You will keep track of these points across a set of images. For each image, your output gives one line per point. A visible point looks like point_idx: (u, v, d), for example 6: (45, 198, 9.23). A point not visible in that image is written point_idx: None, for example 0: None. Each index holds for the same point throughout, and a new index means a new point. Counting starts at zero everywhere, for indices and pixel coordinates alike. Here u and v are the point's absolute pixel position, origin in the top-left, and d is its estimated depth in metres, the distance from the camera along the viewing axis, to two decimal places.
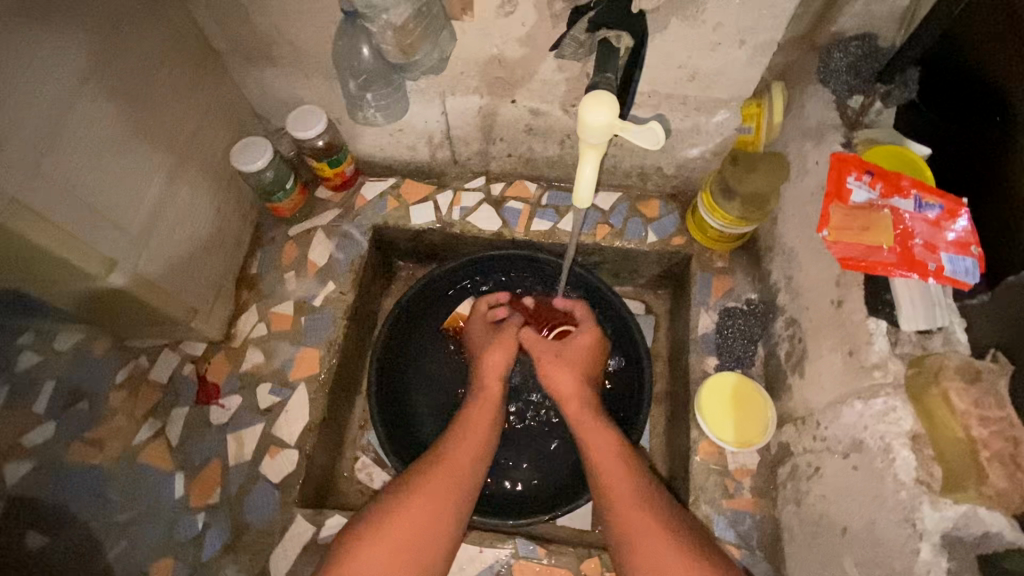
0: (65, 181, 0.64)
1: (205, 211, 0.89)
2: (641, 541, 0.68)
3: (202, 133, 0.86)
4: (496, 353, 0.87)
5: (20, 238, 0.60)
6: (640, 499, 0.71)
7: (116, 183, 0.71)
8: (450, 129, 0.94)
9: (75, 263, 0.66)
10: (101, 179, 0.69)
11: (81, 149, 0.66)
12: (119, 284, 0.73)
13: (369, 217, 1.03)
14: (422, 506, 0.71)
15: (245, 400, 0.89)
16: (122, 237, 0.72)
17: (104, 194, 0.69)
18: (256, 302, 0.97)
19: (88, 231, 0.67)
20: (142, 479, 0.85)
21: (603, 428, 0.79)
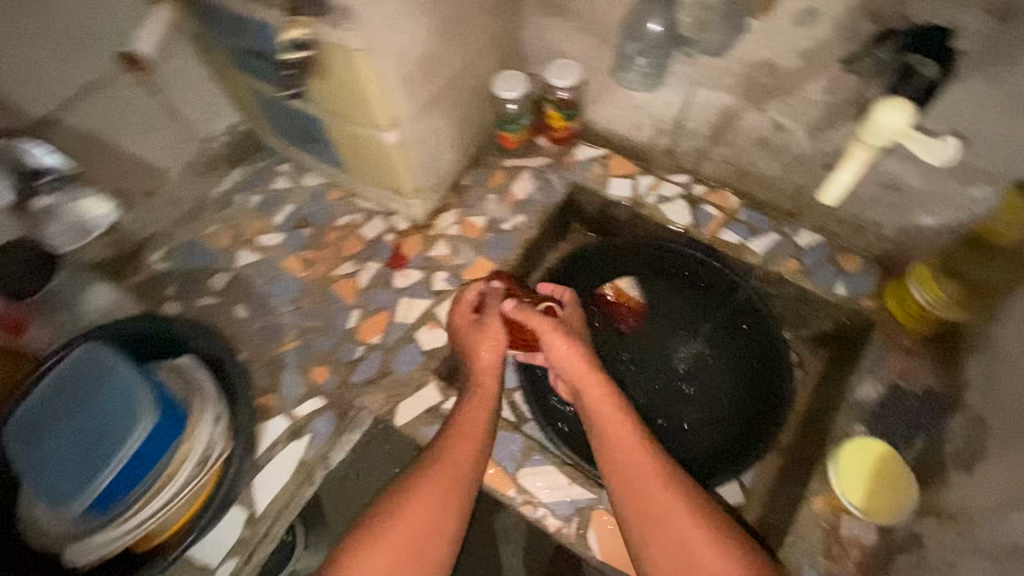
0: (407, 44, 0.79)
1: (461, 116, 1.03)
2: (667, 536, 0.70)
3: (486, 51, 1.00)
4: (485, 347, 0.87)
5: (359, 73, 0.77)
6: (665, 499, 0.71)
7: (428, 63, 0.86)
8: (685, 118, 0.99)
9: (375, 109, 0.83)
10: (423, 56, 0.83)
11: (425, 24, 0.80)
12: (391, 138, 0.89)
13: (575, 173, 1.12)
14: (419, 508, 0.74)
15: (423, 278, 1.04)
16: (414, 102, 0.87)
17: (421, 64, 0.84)
18: (459, 206, 1.11)
19: (397, 92, 0.83)
20: (328, 302, 1.03)
21: (619, 420, 0.78)
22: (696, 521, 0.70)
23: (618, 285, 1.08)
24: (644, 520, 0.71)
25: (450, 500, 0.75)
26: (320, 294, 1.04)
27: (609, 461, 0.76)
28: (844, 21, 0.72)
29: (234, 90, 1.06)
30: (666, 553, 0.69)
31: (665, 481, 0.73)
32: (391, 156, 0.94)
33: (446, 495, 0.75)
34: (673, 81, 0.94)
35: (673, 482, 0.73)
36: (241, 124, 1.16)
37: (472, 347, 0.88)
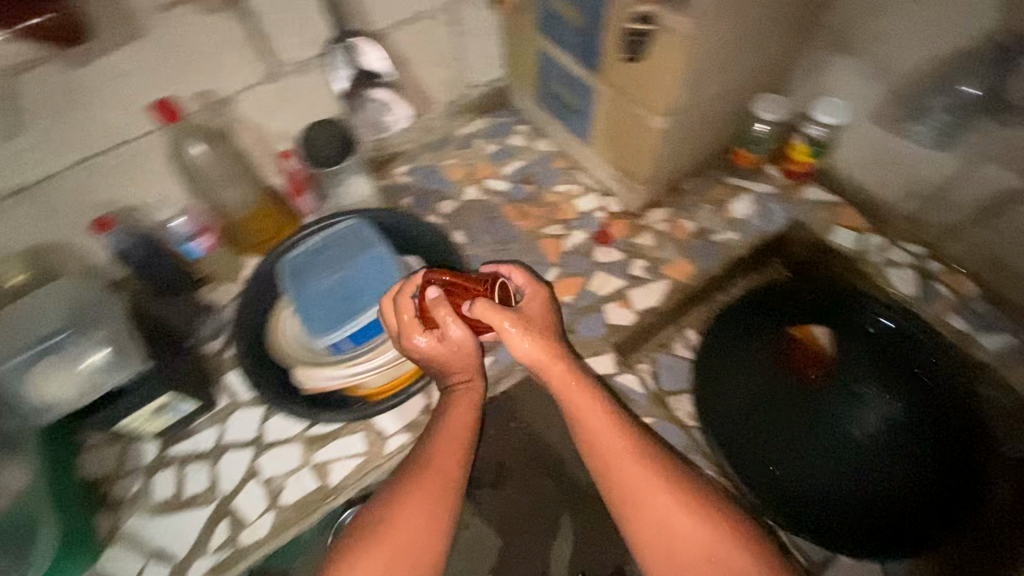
0: (717, 31, 0.83)
1: (716, 126, 1.08)
2: (654, 513, 0.74)
3: (763, 70, 1.03)
4: (449, 355, 0.83)
5: (676, 50, 0.82)
6: (642, 476, 0.75)
7: (722, 62, 0.91)
8: (948, 189, 0.98)
9: (667, 88, 0.88)
10: (722, 52, 0.89)
11: (736, 19, 0.85)
12: (662, 122, 0.93)
13: (798, 210, 1.13)
14: (413, 513, 0.73)
15: (623, 259, 1.08)
16: (695, 92, 0.91)
17: (718, 56, 0.89)
18: (672, 206, 1.14)
19: (693, 77, 0.87)
20: (532, 252, 1.11)
21: (589, 404, 0.79)
22: (676, 504, 0.74)
23: (814, 331, 1.02)
24: (629, 501, 0.75)
25: (439, 507, 0.75)
26: (526, 243, 1.12)
27: (593, 449, 0.78)
28: None
29: (514, 47, 1.18)
30: (653, 529, 0.73)
31: (641, 456, 0.76)
32: (650, 142, 0.98)
33: (437, 500, 0.75)
34: (958, 148, 0.93)
35: (643, 450, 0.77)
36: (498, 80, 1.30)
37: (438, 360, 0.83)
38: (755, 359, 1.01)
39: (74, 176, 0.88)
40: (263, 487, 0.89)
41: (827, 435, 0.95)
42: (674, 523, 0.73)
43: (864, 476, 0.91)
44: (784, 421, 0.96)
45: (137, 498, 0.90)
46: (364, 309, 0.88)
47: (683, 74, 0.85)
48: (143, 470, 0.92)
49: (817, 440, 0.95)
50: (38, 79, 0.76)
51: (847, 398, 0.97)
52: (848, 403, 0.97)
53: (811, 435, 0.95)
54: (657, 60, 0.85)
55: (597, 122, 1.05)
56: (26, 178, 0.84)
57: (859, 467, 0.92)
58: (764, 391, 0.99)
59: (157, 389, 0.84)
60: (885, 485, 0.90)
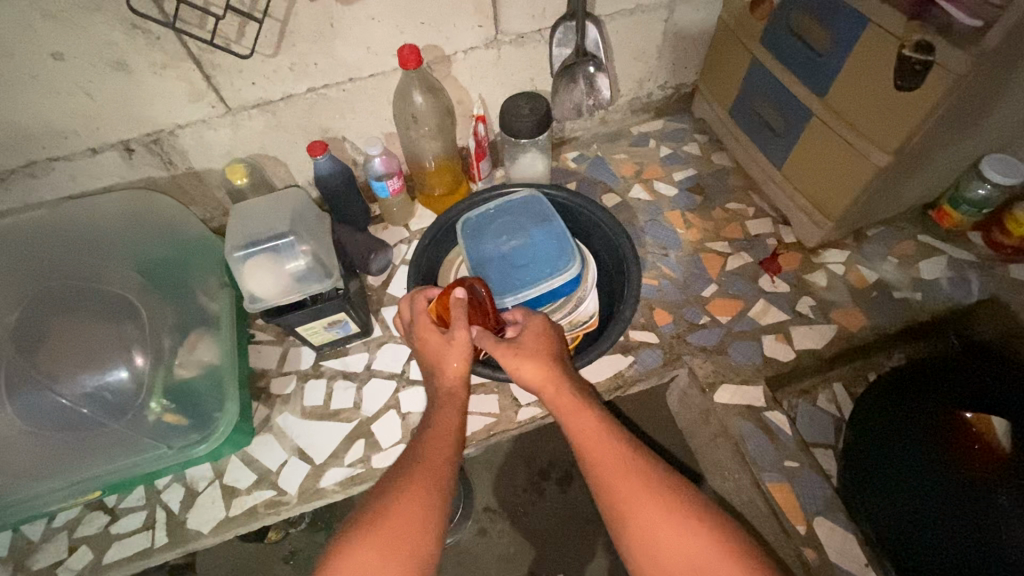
0: (987, 79, 0.77)
1: (930, 179, 0.99)
2: (644, 523, 0.63)
3: (1006, 127, 0.94)
4: (450, 358, 0.75)
5: (932, 94, 0.76)
6: (623, 479, 0.65)
7: (971, 113, 0.83)
8: None
9: (904, 132, 0.82)
10: (976, 103, 0.81)
11: (1010, 69, 0.78)
12: (881, 164, 0.87)
13: (998, 288, 1.02)
14: (404, 509, 0.62)
15: (788, 293, 1.04)
16: (931, 138, 0.85)
17: (971, 107, 0.82)
18: (853, 252, 1.07)
19: (939, 123, 0.80)
20: (691, 264, 1.09)
21: (575, 409, 0.71)
22: (668, 518, 0.62)
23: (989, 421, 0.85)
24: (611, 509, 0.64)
25: (419, 510, 0.63)
26: (688, 254, 1.10)
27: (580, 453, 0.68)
28: None
29: (719, 56, 1.16)
30: (639, 546, 0.62)
31: (624, 465, 0.66)
32: (860, 181, 0.92)
33: (425, 495, 0.64)
34: None
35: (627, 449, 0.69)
36: (686, 85, 1.29)
37: (437, 361, 0.76)
38: (910, 425, 0.89)
39: (308, 100, 0.96)
40: (401, 420, 0.95)
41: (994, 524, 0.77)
42: (661, 539, 0.62)
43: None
44: (935, 497, 0.82)
45: (289, 398, 0.98)
46: (531, 284, 0.92)
47: (934, 117, 0.79)
48: (298, 374, 1.01)
49: (979, 528, 0.78)
50: (315, 8, 0.84)
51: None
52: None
53: (967, 519, 0.79)
54: (907, 97, 0.80)
55: (800, 146, 1.01)
56: (274, 93, 0.93)
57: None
58: (915, 458, 0.86)
59: (337, 307, 0.90)
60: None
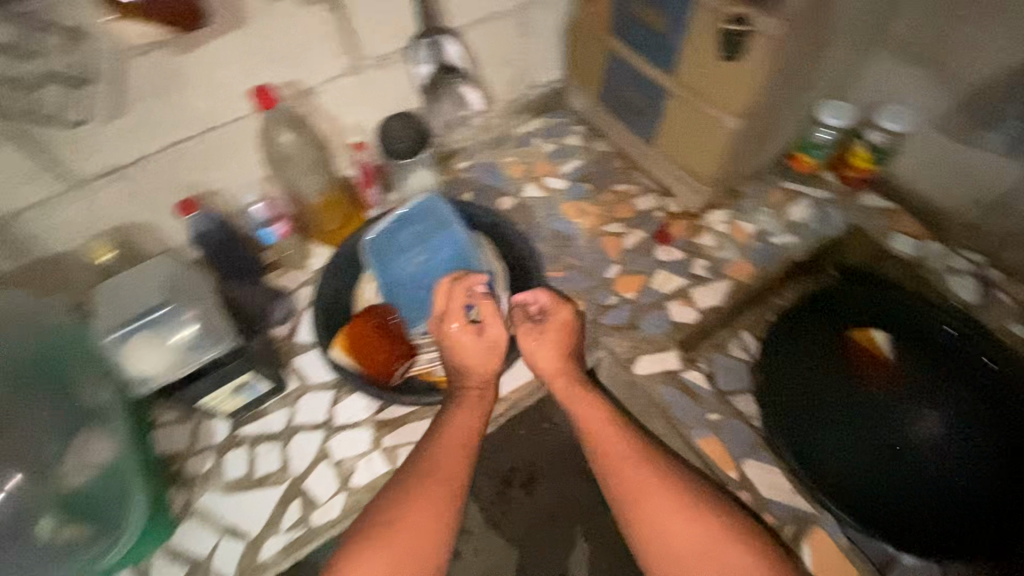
0: (800, 35, 0.85)
1: (779, 131, 1.09)
2: (654, 508, 0.75)
3: (830, 76, 1.05)
4: (475, 353, 0.83)
5: (758, 60, 0.85)
6: (642, 479, 0.77)
7: (797, 69, 0.93)
8: (1013, 198, 0.98)
9: (743, 95, 0.90)
10: (798, 60, 0.91)
11: (817, 23, 0.87)
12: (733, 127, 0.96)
13: (856, 216, 1.13)
14: (421, 509, 0.72)
15: (684, 259, 1.10)
16: (769, 95, 0.93)
17: (795, 61, 0.91)
18: (731, 209, 1.16)
19: (770, 82, 0.89)
20: (592, 251, 1.13)
21: (586, 397, 0.85)
22: (682, 514, 0.75)
23: (872, 333, 0.99)
24: (630, 497, 0.77)
25: (433, 507, 0.72)
26: (588, 242, 1.14)
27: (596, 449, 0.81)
28: None
29: (578, 49, 1.21)
30: (648, 527, 0.75)
31: (642, 465, 0.79)
32: (722, 140, 1.00)
33: (447, 496, 0.74)
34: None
35: (648, 458, 0.79)
36: (557, 82, 1.33)
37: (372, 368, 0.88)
38: (813, 344, 0.98)
39: (166, 159, 0.90)
40: (334, 470, 0.91)
41: (885, 423, 0.90)
42: (673, 528, 0.74)
43: (923, 468, 0.87)
44: (840, 405, 0.92)
45: (209, 477, 0.91)
46: None
47: (764, 77, 0.87)
48: (215, 449, 0.93)
49: (875, 426, 0.90)
50: (147, 62, 0.79)
51: (912, 391, 0.92)
52: (910, 396, 0.91)
53: (868, 422, 0.91)
54: (747, 62, 0.87)
55: (665, 123, 1.09)
56: (125, 157, 0.87)
57: (917, 457, 0.88)
58: (822, 375, 0.95)
59: (241, 368, 0.87)
60: (941, 481, 0.86)
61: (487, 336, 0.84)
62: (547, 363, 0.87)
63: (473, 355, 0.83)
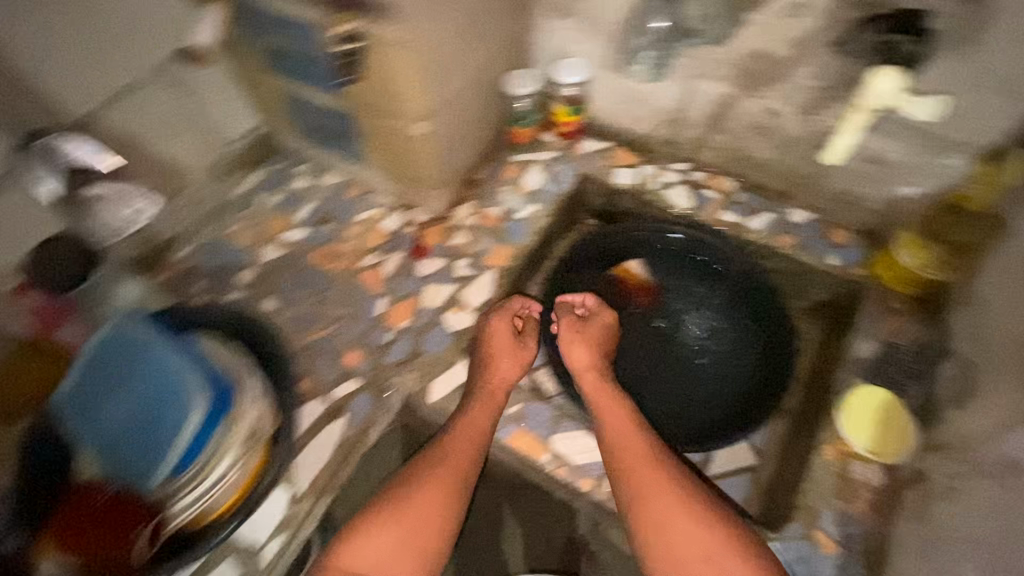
0: (440, 33, 0.85)
1: (478, 113, 1.10)
2: (656, 509, 0.79)
3: (502, 49, 1.06)
4: (506, 359, 0.94)
5: (409, 69, 0.85)
6: (654, 477, 0.81)
7: (459, 62, 0.93)
8: (684, 111, 1.09)
9: (414, 103, 0.90)
10: (455, 54, 0.91)
11: (452, 12, 0.86)
12: (423, 132, 0.96)
13: (580, 166, 1.20)
14: (421, 509, 0.80)
15: (445, 266, 1.09)
16: (439, 94, 0.92)
17: (450, 54, 0.90)
18: (475, 199, 1.17)
19: (433, 83, 0.89)
20: (353, 293, 1.06)
21: (618, 409, 0.88)
22: (687, 516, 0.77)
23: (629, 266, 1.13)
24: (634, 492, 0.81)
25: (440, 497, 0.82)
26: (346, 285, 1.07)
27: (613, 439, 0.86)
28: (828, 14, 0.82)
29: (258, 93, 1.10)
30: (652, 524, 0.78)
31: (654, 467, 0.82)
32: (420, 144, 0.99)
33: (448, 495, 0.82)
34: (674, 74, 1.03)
35: (665, 462, 0.82)
36: (255, 129, 1.18)
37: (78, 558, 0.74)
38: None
39: None
40: None
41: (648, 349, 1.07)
42: (673, 525, 0.77)
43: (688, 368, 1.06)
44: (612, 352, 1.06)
45: None
46: (173, 436, 0.76)
47: (424, 80, 0.87)
48: None
49: (642, 356, 1.07)
50: None
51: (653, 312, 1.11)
52: (654, 316, 1.11)
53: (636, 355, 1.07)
54: (389, 71, 0.86)
55: (367, 142, 1.05)
56: None
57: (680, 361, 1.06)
58: None
59: None
60: (705, 369, 1.05)
61: (514, 344, 0.96)
62: (584, 364, 0.93)
63: (505, 361, 0.94)
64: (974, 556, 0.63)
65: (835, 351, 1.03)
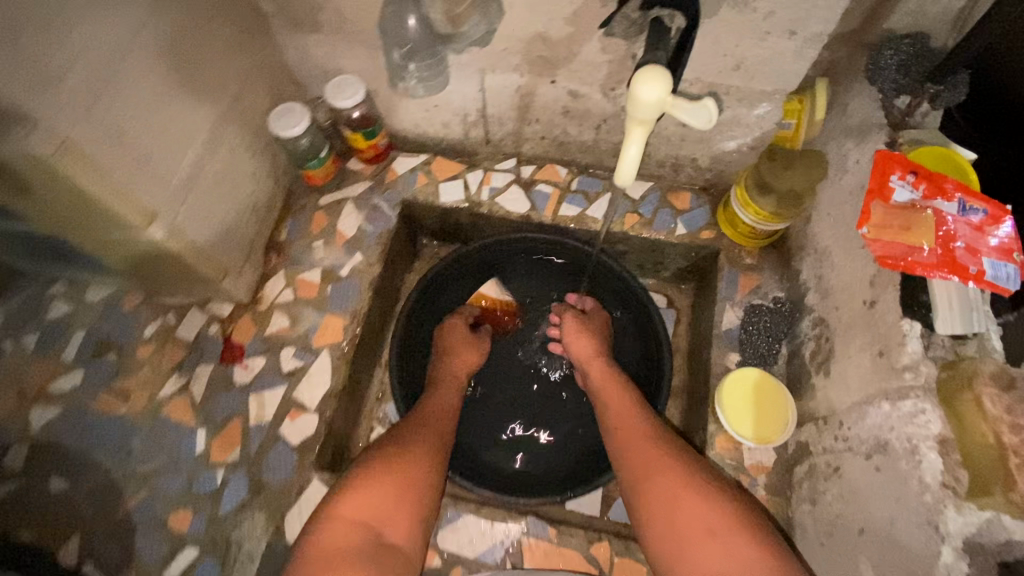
0: (105, 115, 0.62)
1: (244, 173, 0.89)
2: (661, 479, 0.66)
3: (246, 91, 0.86)
4: (466, 350, 0.91)
5: (70, 182, 0.61)
6: (660, 451, 0.69)
7: (163, 135, 0.71)
8: (486, 107, 0.94)
9: (118, 210, 0.67)
10: (150, 130, 0.69)
11: (132, 91, 0.65)
12: (157, 236, 0.73)
13: (400, 192, 1.02)
14: (393, 468, 0.68)
15: (268, 363, 0.91)
16: (164, 191, 0.72)
17: (154, 142, 0.70)
18: (285, 266, 0.97)
19: (130, 178, 0.67)
20: (165, 432, 0.86)
21: (619, 389, 0.80)
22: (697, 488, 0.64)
23: (481, 292, 1.02)
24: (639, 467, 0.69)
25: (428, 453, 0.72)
26: (153, 425, 0.87)
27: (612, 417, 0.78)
28: None
29: None
30: (653, 491, 0.66)
31: (657, 443, 0.70)
32: (167, 254, 0.78)
33: (425, 462, 0.70)
34: (458, 72, 0.87)
35: (669, 438, 0.72)
36: None
37: None
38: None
39: None
40: None
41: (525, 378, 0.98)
42: (679, 503, 0.63)
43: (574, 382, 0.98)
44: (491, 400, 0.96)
45: None
46: None
47: (110, 184, 0.65)
48: None
49: (525, 389, 0.97)
50: None
51: (518, 334, 1.01)
52: (521, 339, 1.01)
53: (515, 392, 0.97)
54: (50, 189, 0.62)
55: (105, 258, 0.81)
56: None
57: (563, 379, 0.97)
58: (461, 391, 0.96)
59: None
60: None
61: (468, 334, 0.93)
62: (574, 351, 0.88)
63: (469, 351, 0.91)
64: (868, 549, 0.60)
65: (700, 316, 0.99)
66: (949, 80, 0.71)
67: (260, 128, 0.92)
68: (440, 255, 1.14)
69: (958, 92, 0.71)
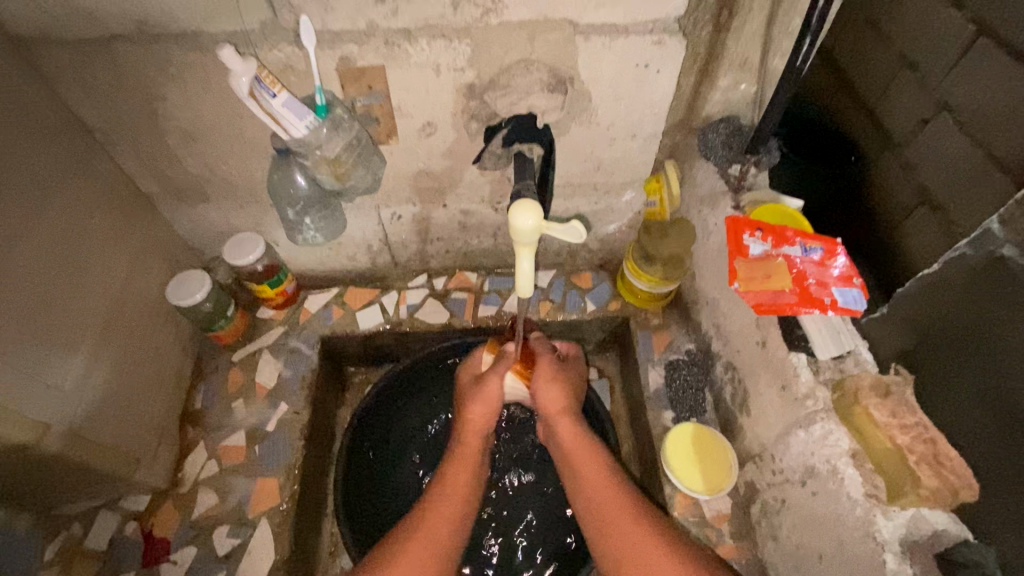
0: None
1: (144, 352, 0.86)
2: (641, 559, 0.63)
3: (138, 272, 0.85)
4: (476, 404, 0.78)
5: None
6: (630, 527, 0.65)
7: (50, 343, 0.69)
8: (388, 237, 0.99)
9: (7, 436, 0.62)
10: (36, 344, 0.67)
11: (6, 307, 0.63)
12: (54, 448, 0.68)
13: (316, 329, 1.01)
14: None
15: (201, 550, 0.82)
16: (55, 397, 0.69)
17: (40, 356, 0.68)
18: (205, 437, 0.91)
19: (17, 400, 0.64)
20: None
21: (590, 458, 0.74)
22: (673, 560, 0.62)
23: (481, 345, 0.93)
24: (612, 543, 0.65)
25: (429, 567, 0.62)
26: None
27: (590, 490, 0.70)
28: (457, 122, 0.80)
29: None
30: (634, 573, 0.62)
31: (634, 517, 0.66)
32: (67, 466, 0.71)
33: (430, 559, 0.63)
34: (355, 211, 0.93)
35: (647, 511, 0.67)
36: None
37: None
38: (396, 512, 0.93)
39: None
40: None
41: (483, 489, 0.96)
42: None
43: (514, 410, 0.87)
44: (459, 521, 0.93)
45: None
46: None
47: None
48: None
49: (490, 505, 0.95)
50: None
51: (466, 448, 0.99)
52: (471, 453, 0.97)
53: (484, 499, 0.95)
54: None
55: None
56: None
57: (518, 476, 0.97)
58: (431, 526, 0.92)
59: None
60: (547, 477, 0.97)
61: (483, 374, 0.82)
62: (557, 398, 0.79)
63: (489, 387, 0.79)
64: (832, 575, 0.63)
65: (629, 382, 1.03)
66: (761, 149, 0.85)
67: (161, 302, 0.90)
68: (370, 379, 1.10)
69: (773, 155, 0.85)
